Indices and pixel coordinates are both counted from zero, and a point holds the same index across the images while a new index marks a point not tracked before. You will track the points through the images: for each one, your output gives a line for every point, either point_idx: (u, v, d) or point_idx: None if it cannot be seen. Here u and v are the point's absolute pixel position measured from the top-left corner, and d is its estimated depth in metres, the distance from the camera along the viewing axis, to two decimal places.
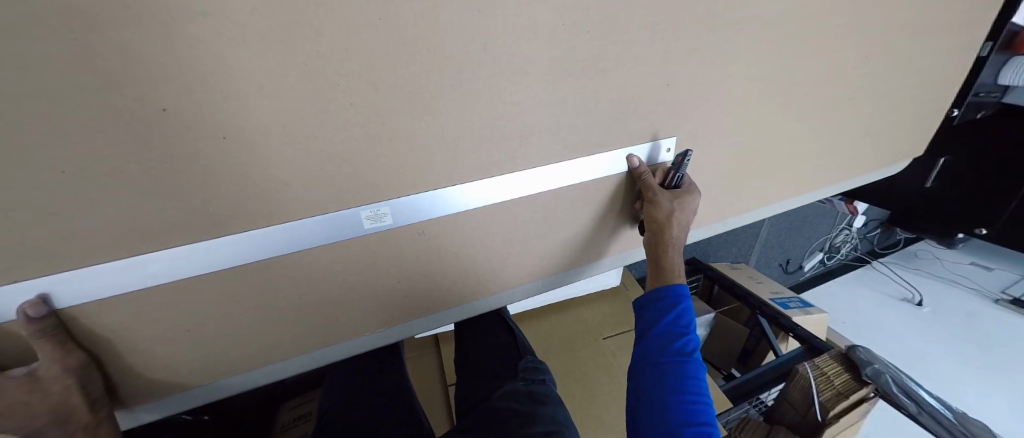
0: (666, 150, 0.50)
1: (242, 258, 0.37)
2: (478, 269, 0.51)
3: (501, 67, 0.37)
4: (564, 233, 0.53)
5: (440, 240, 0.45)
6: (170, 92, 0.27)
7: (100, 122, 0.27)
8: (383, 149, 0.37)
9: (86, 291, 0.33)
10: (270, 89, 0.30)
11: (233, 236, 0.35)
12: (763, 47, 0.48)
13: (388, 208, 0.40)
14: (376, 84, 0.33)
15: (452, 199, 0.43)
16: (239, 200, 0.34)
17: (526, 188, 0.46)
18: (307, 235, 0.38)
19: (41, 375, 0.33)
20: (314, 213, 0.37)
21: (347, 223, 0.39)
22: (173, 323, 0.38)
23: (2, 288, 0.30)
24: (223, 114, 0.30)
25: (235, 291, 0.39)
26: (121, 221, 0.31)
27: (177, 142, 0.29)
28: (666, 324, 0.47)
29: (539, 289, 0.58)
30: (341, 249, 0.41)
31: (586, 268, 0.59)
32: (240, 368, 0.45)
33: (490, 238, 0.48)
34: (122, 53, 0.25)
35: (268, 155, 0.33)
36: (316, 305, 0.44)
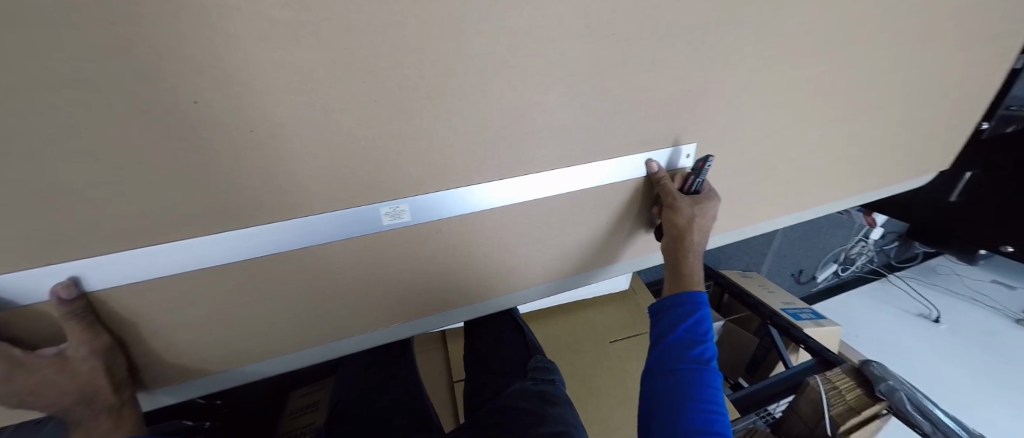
0: (686, 156, 0.50)
1: (263, 249, 0.38)
2: (491, 268, 0.51)
3: (524, 67, 0.36)
4: (579, 235, 0.53)
5: (456, 238, 0.46)
6: (203, 85, 0.28)
7: (136, 112, 0.28)
8: (403, 147, 0.37)
9: (115, 275, 0.34)
10: (298, 84, 0.31)
11: (256, 227, 0.36)
12: (789, 54, 0.47)
13: (408, 204, 0.41)
14: (400, 81, 0.33)
15: (470, 198, 0.43)
16: (264, 191, 0.34)
17: (544, 190, 0.46)
18: (329, 229, 0.39)
19: (69, 356, 0.35)
20: (335, 208, 0.38)
21: (366, 219, 0.40)
22: (195, 309, 0.39)
23: (37, 269, 0.31)
24: (252, 107, 0.30)
25: (255, 281, 0.39)
26: (151, 209, 0.32)
27: (208, 133, 0.30)
28: (683, 330, 0.46)
29: (551, 291, 0.58)
30: (360, 245, 0.41)
31: (599, 271, 0.59)
32: (256, 356, 0.46)
33: (505, 238, 0.48)
34: (160, 45, 0.26)
35: (294, 149, 0.33)
36: (332, 298, 0.44)
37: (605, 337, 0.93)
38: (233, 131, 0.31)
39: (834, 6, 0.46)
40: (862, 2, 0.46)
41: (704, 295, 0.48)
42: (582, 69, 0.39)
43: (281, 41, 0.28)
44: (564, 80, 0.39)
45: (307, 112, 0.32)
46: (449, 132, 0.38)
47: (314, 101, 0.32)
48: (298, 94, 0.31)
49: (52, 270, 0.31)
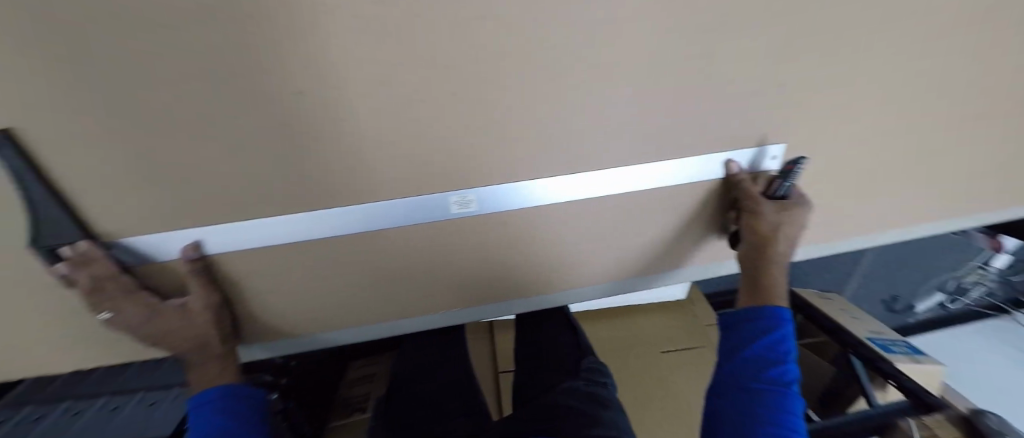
0: (772, 158, 0.46)
1: (344, 230, 0.41)
2: (549, 263, 0.51)
3: (599, 62, 0.35)
4: (642, 236, 0.51)
5: (517, 231, 0.46)
6: (304, 77, 0.31)
7: (252, 102, 0.31)
8: (473, 139, 0.38)
9: (227, 242, 0.39)
10: (384, 78, 0.33)
11: (341, 209, 0.39)
12: (913, 48, 0.40)
13: (475, 195, 0.42)
14: (476, 75, 0.34)
15: (534, 192, 0.43)
16: (349, 176, 0.37)
17: (610, 188, 0.45)
18: (402, 214, 0.41)
19: (189, 309, 0.41)
20: (409, 195, 0.40)
21: (437, 206, 0.42)
22: (285, 278, 0.44)
23: (173, 232, 0.37)
24: (343, 98, 0.33)
25: (335, 258, 0.43)
26: (258, 188, 0.36)
27: (306, 121, 0.33)
28: (760, 347, 0.43)
29: (608, 291, 0.57)
30: (427, 231, 0.43)
31: (661, 276, 0.57)
32: (331, 326, 0.50)
33: (566, 235, 0.48)
34: (270, 41, 0.29)
35: (377, 138, 0.36)
36: (399, 279, 0.47)
37: (658, 346, 0.88)
38: (326, 120, 0.34)
39: None
40: None
41: (786, 311, 0.44)
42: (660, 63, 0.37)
43: (373, 37, 0.30)
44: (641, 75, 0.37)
45: (390, 103, 0.34)
46: (518, 126, 0.38)
47: (397, 94, 0.34)
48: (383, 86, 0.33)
49: (183, 233, 0.38)
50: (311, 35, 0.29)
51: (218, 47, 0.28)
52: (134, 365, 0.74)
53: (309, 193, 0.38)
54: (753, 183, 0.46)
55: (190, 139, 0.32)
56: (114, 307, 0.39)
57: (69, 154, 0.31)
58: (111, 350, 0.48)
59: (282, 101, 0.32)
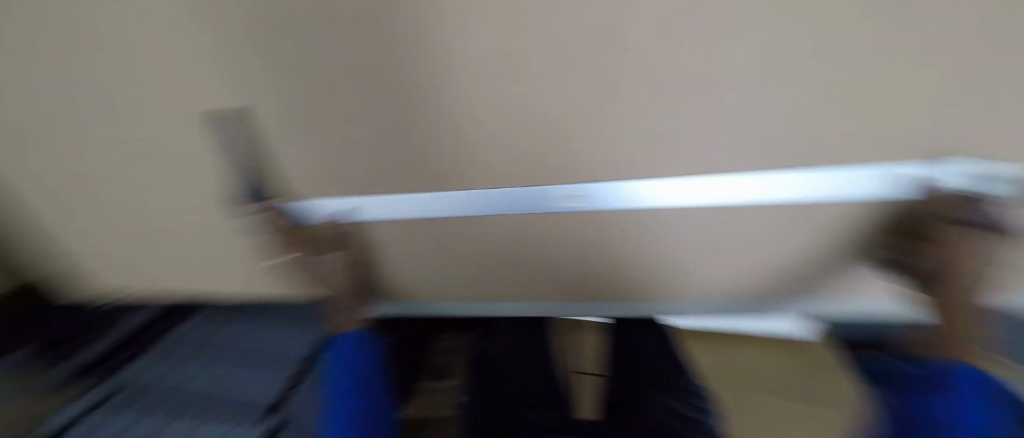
0: (981, 176, 0.33)
1: (462, 210, 0.45)
2: (658, 272, 0.48)
3: (753, 54, 0.30)
4: (777, 257, 0.44)
5: (630, 232, 0.44)
6: (450, 70, 0.35)
7: (407, 91, 0.37)
8: (595, 137, 0.37)
9: (372, 211, 0.47)
10: (516, 71, 0.34)
11: (467, 192, 0.44)
12: None
13: (591, 191, 0.41)
14: (606, 69, 0.33)
15: (653, 194, 0.40)
16: (475, 161, 0.41)
17: (742, 200, 0.40)
18: (516, 203, 0.44)
19: (338, 263, 0.49)
20: (528, 185, 0.42)
21: (553, 199, 0.43)
22: (413, 248, 0.50)
23: (338, 199, 0.47)
24: (479, 89, 0.36)
25: (453, 236, 0.48)
26: (401, 166, 0.42)
27: (447, 110, 0.38)
28: (934, 412, 0.37)
29: (725, 313, 0.51)
30: (536, 221, 0.45)
31: (792, 308, 0.49)
32: (441, 297, 0.55)
33: (679, 245, 0.45)
34: (428, 39, 0.33)
35: (503, 128, 0.38)
36: (506, 264, 0.50)
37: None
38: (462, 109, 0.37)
39: None
40: None
41: (967, 368, 0.37)
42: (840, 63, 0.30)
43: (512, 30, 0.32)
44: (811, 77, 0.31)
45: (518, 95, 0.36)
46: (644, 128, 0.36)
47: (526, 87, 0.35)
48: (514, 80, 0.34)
49: (344, 198, 0.46)
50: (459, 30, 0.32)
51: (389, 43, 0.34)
52: None
53: (439, 174, 0.42)
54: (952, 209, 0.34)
55: (358, 121, 0.39)
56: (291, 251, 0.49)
57: (285, 128, 0.42)
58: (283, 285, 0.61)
59: (430, 91, 0.36)
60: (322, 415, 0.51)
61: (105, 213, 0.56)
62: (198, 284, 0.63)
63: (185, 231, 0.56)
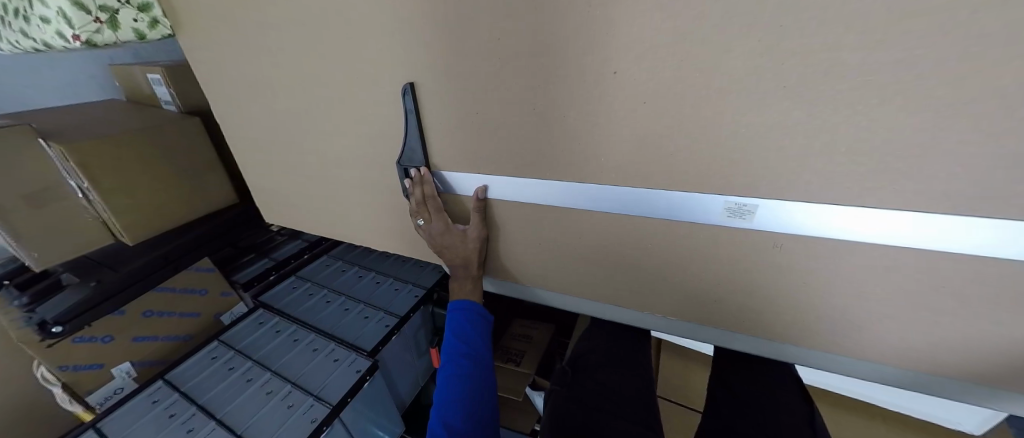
0: None
1: (600, 204, 0.44)
2: (814, 315, 0.41)
3: None
4: (1004, 334, 0.34)
5: (792, 263, 0.38)
6: (627, 58, 0.34)
7: (573, 78, 0.37)
8: (791, 141, 0.32)
9: (506, 192, 0.48)
10: (704, 64, 0.32)
11: (607, 187, 0.42)
12: None
13: (758, 208, 0.36)
14: (819, 69, 0.29)
15: (837, 225, 0.34)
16: (625, 156, 0.39)
17: (988, 252, 0.30)
18: (661, 205, 0.41)
19: (467, 234, 0.53)
20: (678, 189, 0.39)
21: (705, 208, 0.39)
22: (536, 233, 0.51)
23: (475, 175, 0.49)
24: (653, 80, 0.34)
25: (579, 229, 0.48)
26: (546, 152, 0.43)
27: (609, 100, 0.37)
28: None
29: (898, 381, 0.41)
30: (677, 227, 0.42)
31: (1011, 400, 0.37)
32: (549, 286, 0.56)
33: (859, 288, 0.37)
34: (613, 24, 0.33)
35: (667, 124, 0.36)
36: (629, 267, 0.48)
37: None
38: (639, 93, 0.35)
39: None
40: None
41: None
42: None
43: (733, 7, 0.29)
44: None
45: (712, 83, 0.32)
46: (871, 135, 0.29)
47: (723, 73, 0.32)
48: (712, 65, 0.32)
49: (486, 174, 0.48)
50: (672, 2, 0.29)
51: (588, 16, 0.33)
52: (409, 262, 1.11)
53: (588, 161, 0.41)
54: None
55: (527, 97, 0.40)
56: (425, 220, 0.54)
57: (451, 99, 0.44)
58: (404, 247, 0.66)
59: (613, 71, 0.35)
60: (440, 374, 0.62)
61: (278, 167, 0.67)
62: (338, 231, 0.71)
63: (338, 183, 0.62)
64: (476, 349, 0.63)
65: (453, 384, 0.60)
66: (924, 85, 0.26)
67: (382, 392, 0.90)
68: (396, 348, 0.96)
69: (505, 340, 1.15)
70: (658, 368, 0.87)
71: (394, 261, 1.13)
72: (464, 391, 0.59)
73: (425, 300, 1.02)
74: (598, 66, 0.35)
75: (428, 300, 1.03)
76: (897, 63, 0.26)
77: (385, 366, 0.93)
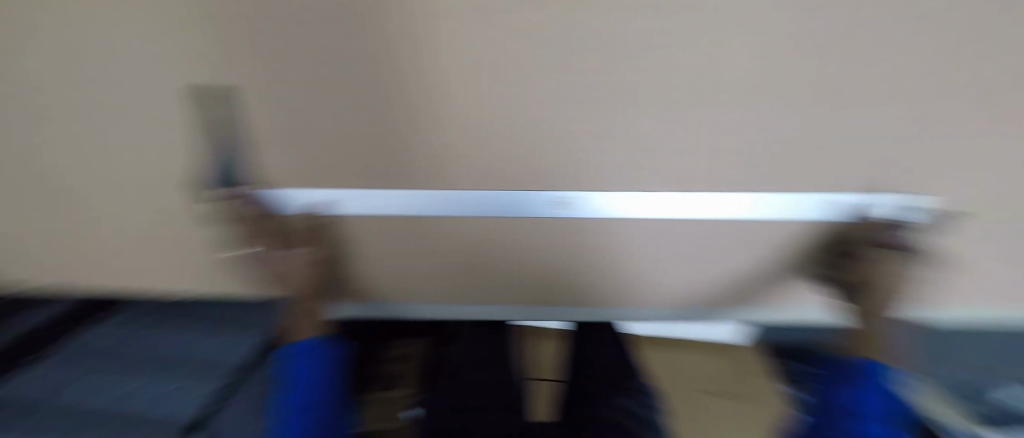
0: (916, 209, 0.42)
1: (450, 201, 0.44)
2: (623, 279, 0.51)
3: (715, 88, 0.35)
4: (725, 268, 0.49)
5: (603, 240, 0.47)
6: (444, 68, 0.35)
7: (395, 86, 0.36)
8: (596, 132, 0.38)
9: (348, 205, 0.45)
10: (510, 78, 0.35)
11: (451, 192, 0.43)
12: None
13: (574, 199, 0.43)
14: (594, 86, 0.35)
15: (627, 207, 0.44)
16: (454, 161, 0.41)
17: (708, 217, 0.44)
18: (501, 202, 0.44)
19: (304, 257, 0.47)
20: (512, 189, 0.43)
21: (536, 204, 0.44)
22: (385, 245, 0.49)
23: (306, 190, 0.43)
24: (471, 90, 0.36)
25: (431, 235, 0.48)
26: (380, 161, 0.41)
27: (433, 107, 0.37)
28: (844, 399, 0.47)
29: (676, 318, 0.56)
30: (518, 221, 0.46)
31: (736, 314, 0.54)
32: (405, 298, 0.54)
33: (653, 244, 0.47)
34: (424, 34, 0.33)
35: (489, 131, 0.39)
36: (481, 266, 0.50)
37: None
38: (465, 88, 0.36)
39: None
40: None
41: (877, 367, 0.47)
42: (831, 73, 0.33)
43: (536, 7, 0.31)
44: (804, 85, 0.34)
45: (521, 94, 0.36)
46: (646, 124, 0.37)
47: (537, 69, 0.35)
48: (518, 79, 0.35)
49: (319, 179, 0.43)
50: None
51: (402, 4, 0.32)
52: None
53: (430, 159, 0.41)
54: (882, 240, 0.42)
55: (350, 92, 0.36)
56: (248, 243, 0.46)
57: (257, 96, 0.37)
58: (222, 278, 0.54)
59: (438, 65, 0.35)
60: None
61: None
62: (112, 271, 0.53)
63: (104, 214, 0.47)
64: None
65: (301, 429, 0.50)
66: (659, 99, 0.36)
67: None
68: None
69: None
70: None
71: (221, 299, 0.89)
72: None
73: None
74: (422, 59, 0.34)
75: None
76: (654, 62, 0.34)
77: None
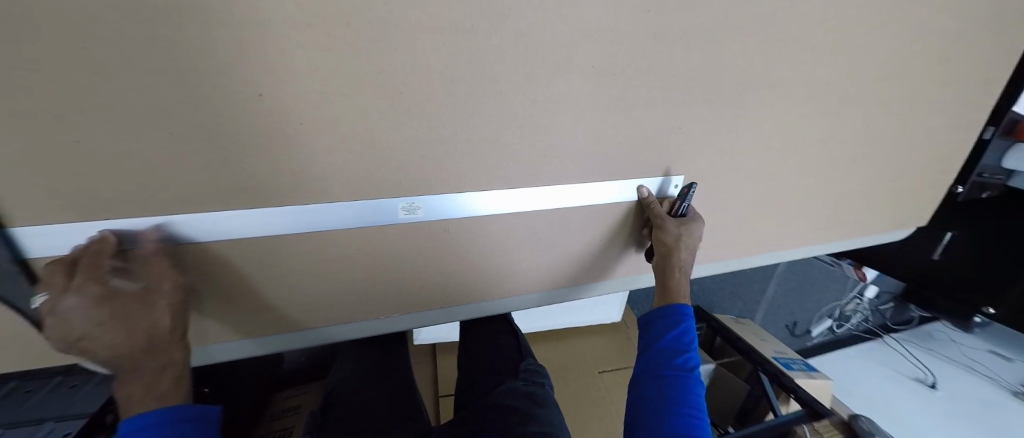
0: (674, 186, 0.56)
1: (304, 186, 0.40)
2: (487, 272, 0.55)
3: (521, 97, 0.42)
4: (571, 248, 0.57)
5: (461, 239, 0.50)
6: (242, 82, 0.32)
7: (184, 103, 0.32)
8: (437, 130, 0.41)
9: (138, 235, 0.37)
10: (325, 91, 0.35)
11: (289, 208, 0.41)
12: (764, 107, 0.53)
13: (422, 203, 0.46)
14: (415, 98, 0.39)
15: (474, 204, 0.48)
16: (278, 178, 0.38)
17: (547, 206, 0.52)
18: (351, 215, 0.43)
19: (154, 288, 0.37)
20: (359, 199, 0.43)
21: (386, 211, 0.45)
22: (205, 283, 0.42)
23: (81, 224, 0.35)
24: (278, 103, 0.34)
25: (274, 260, 0.43)
26: (185, 186, 0.36)
27: (239, 123, 0.34)
28: (669, 339, 0.53)
29: (541, 301, 0.62)
30: (375, 230, 0.46)
31: (588, 288, 0.64)
32: (253, 334, 0.49)
33: (507, 236, 0.53)
34: (206, 46, 0.30)
35: (314, 145, 0.38)
36: (341, 283, 0.49)
37: (578, 359, 1.07)
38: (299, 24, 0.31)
39: (809, 67, 0.51)
40: (833, 63, 0.52)
41: (688, 308, 0.54)
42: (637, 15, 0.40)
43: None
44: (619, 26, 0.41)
45: (342, 107, 0.37)
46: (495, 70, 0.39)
47: (354, 83, 0.36)
48: (334, 92, 0.35)
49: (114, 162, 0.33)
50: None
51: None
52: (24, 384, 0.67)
53: (271, 124, 0.35)
54: (659, 205, 0.55)
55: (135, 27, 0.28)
56: (66, 284, 0.34)
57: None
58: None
59: (254, 69, 0.32)
60: None
61: None
62: None
63: None
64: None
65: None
66: (477, 105, 0.41)
67: None
68: None
69: (266, 423, 0.90)
70: (433, 375, 0.95)
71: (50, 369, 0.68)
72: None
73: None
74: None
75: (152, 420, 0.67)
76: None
77: None
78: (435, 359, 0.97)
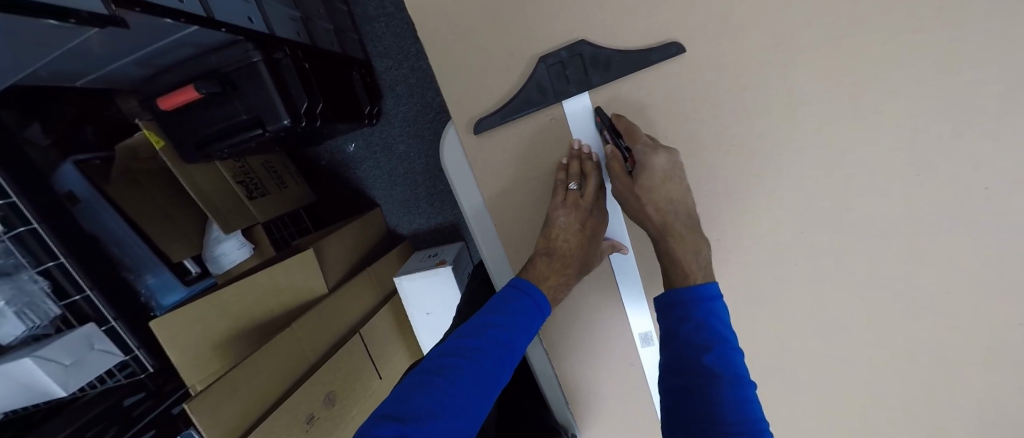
0: (649, 333, 0.52)
1: (657, 103, 0.43)
2: (613, 411, 0.57)
3: (766, 246, 0.47)
4: None
5: (628, 367, 0.54)
6: (691, 45, 0.41)
7: (659, 23, 0.41)
8: (723, 207, 0.46)
9: (578, 119, 0.44)
10: (715, 114, 0.43)
11: (621, 259, 0.50)
12: (917, 397, 0.49)
13: (654, 337, 0.52)
14: (745, 170, 0.44)
15: (652, 361, 0.53)
16: (635, 112, 0.44)
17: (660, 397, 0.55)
18: (627, 296, 0.51)
19: (593, 233, 0.45)
20: (641, 285, 0.51)
21: (637, 325, 0.52)
22: (535, 182, 0.47)
23: (582, 108, 0.44)
24: (691, 76, 0.42)
25: None
26: (608, 48, 0.41)
27: (666, 62, 0.42)
28: (692, 336, 0.42)
29: None
30: (619, 317, 0.52)
31: None
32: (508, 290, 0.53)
33: (638, 402, 0.55)
34: (700, 17, 0.40)
35: (672, 112, 0.43)
36: (573, 317, 0.54)
37: None
38: (810, 212, 0.44)
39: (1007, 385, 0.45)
40: None
41: (712, 287, 0.43)
42: (870, 274, 0.46)
43: (882, 176, 0.42)
44: (840, 313, 0.48)
45: (717, 122, 0.43)
46: (790, 303, 0.49)
47: (735, 117, 0.42)
48: (722, 107, 0.42)
49: (652, 72, 0.42)
50: (916, 56, 0.38)
51: (892, 145, 0.41)
52: None
53: (701, 45, 0.41)
54: None
55: (794, 140, 0.42)
56: (592, 193, 0.44)
57: (768, 67, 0.40)
58: (470, 26, 0.43)
59: (703, 45, 0.41)
60: (418, 392, 0.38)
61: None
62: None
63: None
64: (513, 345, 0.42)
65: (456, 393, 0.38)
66: (752, 224, 0.46)
67: (53, 44, 0.46)
68: (141, 32, 0.49)
69: (287, 203, 0.93)
70: (365, 311, 0.90)
71: (326, 15, 0.84)
72: (452, 426, 0.37)
73: (289, 99, 0.66)
74: (838, 178, 0.43)
75: (293, 108, 0.66)
76: (851, 250, 0.45)
77: (94, 34, 0.46)
78: (400, 324, 0.96)
